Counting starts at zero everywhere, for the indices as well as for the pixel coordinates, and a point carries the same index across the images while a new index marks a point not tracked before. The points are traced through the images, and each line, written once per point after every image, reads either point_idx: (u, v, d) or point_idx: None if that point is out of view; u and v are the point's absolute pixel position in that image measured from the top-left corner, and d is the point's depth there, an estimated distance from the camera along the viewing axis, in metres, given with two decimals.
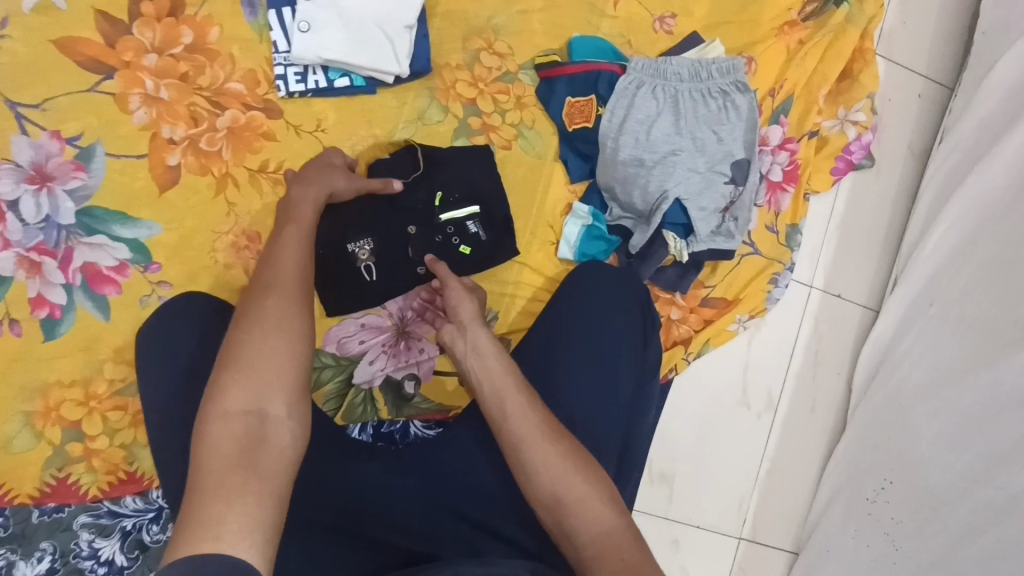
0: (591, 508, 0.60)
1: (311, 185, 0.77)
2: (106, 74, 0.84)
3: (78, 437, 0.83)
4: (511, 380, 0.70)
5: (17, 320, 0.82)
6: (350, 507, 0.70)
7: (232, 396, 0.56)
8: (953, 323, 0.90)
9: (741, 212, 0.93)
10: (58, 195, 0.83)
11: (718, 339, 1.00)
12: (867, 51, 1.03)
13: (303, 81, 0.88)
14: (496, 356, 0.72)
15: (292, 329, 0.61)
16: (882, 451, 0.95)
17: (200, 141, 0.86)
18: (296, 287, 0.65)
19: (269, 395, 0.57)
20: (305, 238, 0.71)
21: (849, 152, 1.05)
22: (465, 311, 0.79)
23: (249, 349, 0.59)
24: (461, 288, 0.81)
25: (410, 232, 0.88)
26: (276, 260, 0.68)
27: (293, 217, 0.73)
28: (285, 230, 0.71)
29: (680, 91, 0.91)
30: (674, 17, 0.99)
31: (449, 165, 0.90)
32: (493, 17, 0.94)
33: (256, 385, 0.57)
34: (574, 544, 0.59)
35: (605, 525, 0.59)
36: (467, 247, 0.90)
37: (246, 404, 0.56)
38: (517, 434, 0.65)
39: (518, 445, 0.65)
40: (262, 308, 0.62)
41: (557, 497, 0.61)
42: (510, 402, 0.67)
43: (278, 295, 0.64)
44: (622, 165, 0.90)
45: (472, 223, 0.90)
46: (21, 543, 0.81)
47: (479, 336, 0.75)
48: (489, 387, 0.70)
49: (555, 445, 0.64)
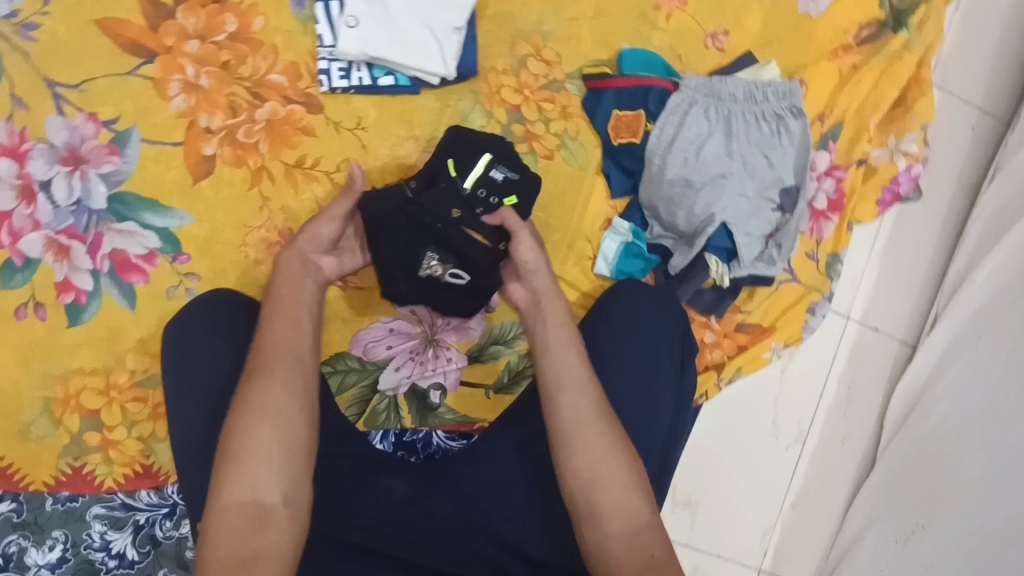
0: (628, 497, 0.61)
1: (295, 257, 0.76)
2: (146, 58, 0.82)
3: (96, 426, 0.81)
4: (572, 356, 0.70)
5: (42, 304, 0.80)
6: (374, 523, 0.68)
7: (228, 491, 0.57)
8: (997, 366, 0.88)
9: (785, 239, 0.91)
10: (91, 178, 0.81)
11: (751, 366, 0.97)
12: (923, 79, 1.00)
13: (346, 77, 0.86)
14: (561, 327, 0.73)
15: (276, 412, 0.61)
16: (917, 484, 0.94)
17: (237, 132, 0.84)
18: (282, 363, 0.64)
19: (262, 483, 0.58)
20: (297, 321, 0.69)
21: (898, 184, 1.02)
22: (539, 282, 0.78)
23: (238, 440, 0.59)
24: (532, 244, 0.78)
25: (455, 216, 0.76)
26: (268, 335, 0.67)
27: (275, 297, 0.71)
28: (277, 309, 0.70)
29: (734, 113, 0.88)
30: (727, 34, 0.96)
31: (441, 155, 0.80)
32: (542, 22, 0.92)
33: (253, 473, 0.58)
34: (601, 528, 0.60)
35: (640, 519, 0.61)
36: (513, 196, 0.79)
37: (242, 496, 0.57)
38: (570, 408, 0.65)
39: (567, 420, 0.64)
40: (252, 394, 0.62)
41: (593, 476, 0.62)
42: (568, 374, 0.67)
43: (281, 381, 0.63)
44: (668, 184, 0.88)
45: (496, 169, 0.78)
46: (33, 530, 0.80)
47: (553, 307, 0.76)
48: (552, 357, 0.69)
49: (607, 429, 0.64)
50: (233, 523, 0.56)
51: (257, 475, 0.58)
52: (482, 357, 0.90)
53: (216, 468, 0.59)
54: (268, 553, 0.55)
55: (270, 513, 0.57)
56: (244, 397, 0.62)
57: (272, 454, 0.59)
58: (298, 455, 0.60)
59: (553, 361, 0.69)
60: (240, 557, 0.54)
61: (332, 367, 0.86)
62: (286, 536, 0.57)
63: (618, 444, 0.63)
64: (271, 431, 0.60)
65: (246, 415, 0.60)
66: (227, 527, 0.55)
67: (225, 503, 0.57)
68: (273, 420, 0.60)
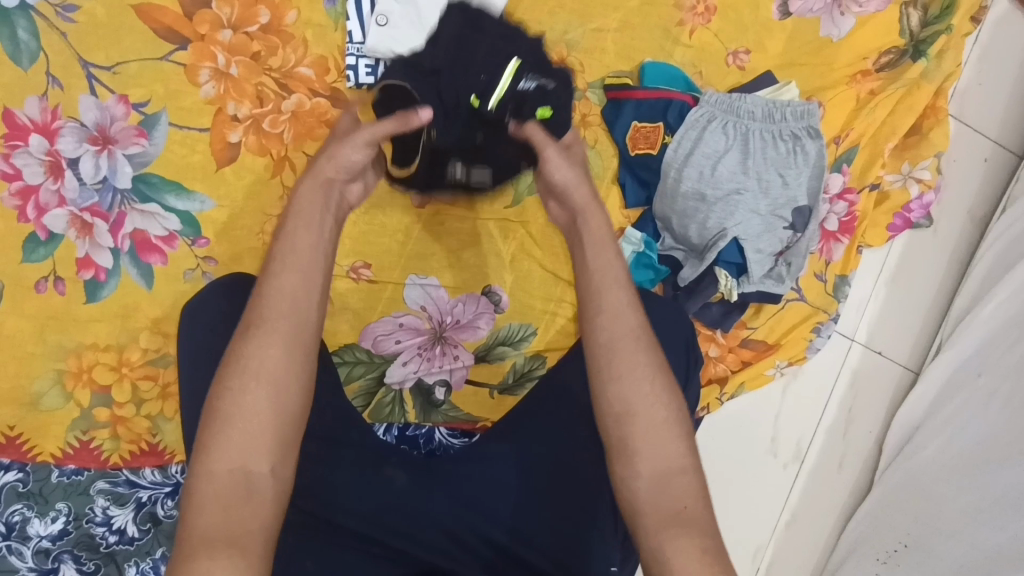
0: (665, 439, 0.57)
1: (315, 186, 0.65)
2: (180, 45, 0.84)
3: (106, 401, 0.83)
4: (615, 275, 0.64)
5: (61, 279, 0.82)
6: (373, 512, 0.68)
7: (214, 455, 0.52)
8: (999, 400, 0.89)
9: (795, 258, 0.92)
10: (118, 158, 0.83)
11: (754, 382, 0.98)
12: (940, 108, 1.01)
13: (373, 74, 0.88)
14: (605, 248, 0.66)
15: (273, 375, 0.55)
16: (904, 510, 0.95)
17: (263, 121, 0.86)
18: (286, 322, 0.57)
19: (256, 452, 0.53)
20: (305, 262, 0.60)
21: (909, 210, 1.03)
22: (578, 195, 0.69)
23: (227, 403, 0.53)
24: (562, 160, 0.70)
25: (479, 141, 0.77)
26: (270, 285, 0.59)
27: (287, 232, 0.62)
28: (288, 244, 0.61)
29: (752, 131, 0.90)
30: (748, 53, 0.97)
31: (456, 57, 0.75)
32: (567, 32, 0.93)
33: (244, 435, 0.53)
34: (632, 468, 0.57)
35: (674, 464, 0.57)
36: (546, 107, 0.75)
37: (230, 461, 0.52)
38: (612, 331, 0.61)
39: (609, 348, 0.61)
40: (244, 352, 0.55)
41: (628, 411, 0.58)
42: (614, 296, 0.63)
43: (276, 342, 0.56)
44: (683, 197, 0.90)
45: (524, 80, 0.73)
46: (37, 500, 0.80)
47: (597, 221, 0.67)
48: (594, 277, 0.64)
49: (648, 359, 0.60)
50: (221, 490, 0.51)
51: (251, 440, 0.53)
52: (488, 357, 0.91)
53: (201, 430, 0.53)
54: (253, 528, 0.50)
55: (259, 485, 0.52)
56: (238, 357, 0.55)
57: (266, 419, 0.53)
58: (292, 426, 0.55)
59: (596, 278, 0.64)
60: (225, 530, 0.50)
61: (339, 358, 0.87)
62: (274, 511, 0.52)
63: (660, 379, 0.60)
64: (271, 388, 0.54)
65: (239, 374, 0.54)
66: (215, 495, 0.51)
67: (209, 470, 0.51)
68: (263, 386, 0.54)
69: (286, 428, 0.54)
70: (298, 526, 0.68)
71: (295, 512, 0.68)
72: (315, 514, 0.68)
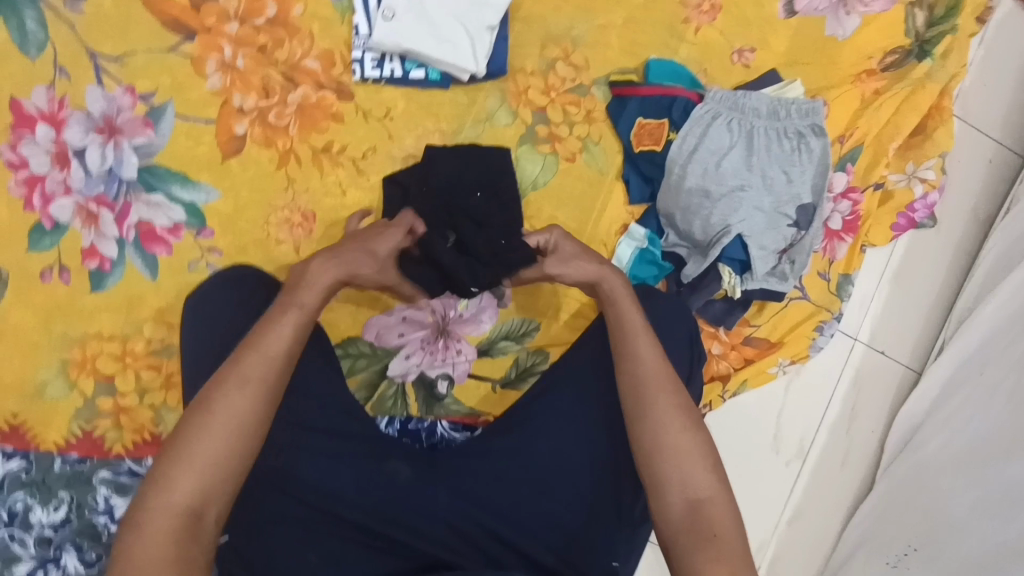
0: (694, 470, 0.62)
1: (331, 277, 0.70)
2: (187, 36, 0.84)
3: (110, 391, 0.83)
4: (639, 323, 0.69)
5: (66, 268, 0.82)
6: (376, 504, 0.68)
7: (166, 491, 0.54)
8: (1002, 393, 0.88)
9: (799, 256, 0.92)
10: (124, 149, 0.83)
11: (757, 380, 0.98)
12: (945, 108, 1.01)
13: (379, 68, 0.88)
14: (633, 310, 0.70)
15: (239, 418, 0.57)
16: (913, 510, 0.94)
17: (269, 114, 0.86)
18: (262, 374, 0.59)
19: (212, 495, 0.55)
20: (300, 330, 0.63)
21: (913, 210, 1.02)
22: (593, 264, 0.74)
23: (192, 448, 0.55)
24: (568, 241, 0.78)
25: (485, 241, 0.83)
26: (258, 343, 0.61)
27: (294, 302, 0.65)
28: (283, 315, 0.63)
29: (756, 128, 0.90)
30: (753, 51, 0.97)
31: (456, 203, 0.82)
32: (572, 28, 0.94)
33: (202, 476, 0.55)
34: (664, 498, 0.62)
35: (703, 494, 0.61)
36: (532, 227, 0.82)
37: (185, 499, 0.54)
38: (639, 376, 0.66)
39: (632, 388, 0.66)
40: (217, 399, 0.57)
41: (657, 449, 0.63)
42: (637, 343, 0.68)
43: (251, 393, 0.58)
44: (687, 193, 0.90)
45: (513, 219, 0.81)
46: (40, 488, 0.80)
47: (615, 284, 0.73)
48: (618, 331, 0.69)
49: (674, 398, 0.65)
50: (165, 528, 0.52)
51: (212, 482, 0.55)
52: (491, 352, 0.91)
53: (158, 466, 0.55)
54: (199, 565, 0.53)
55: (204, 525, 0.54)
56: (206, 406, 0.57)
57: (226, 461, 0.56)
58: (239, 467, 0.57)
59: (621, 330, 0.68)
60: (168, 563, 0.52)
61: (343, 351, 0.88)
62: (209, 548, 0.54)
63: (684, 415, 0.64)
64: (234, 438, 0.56)
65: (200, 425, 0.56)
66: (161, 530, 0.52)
67: (160, 505, 0.53)
68: (229, 435, 0.56)
69: (236, 468, 0.56)
70: (302, 517, 0.67)
71: (296, 502, 0.68)
72: (318, 506, 0.68)
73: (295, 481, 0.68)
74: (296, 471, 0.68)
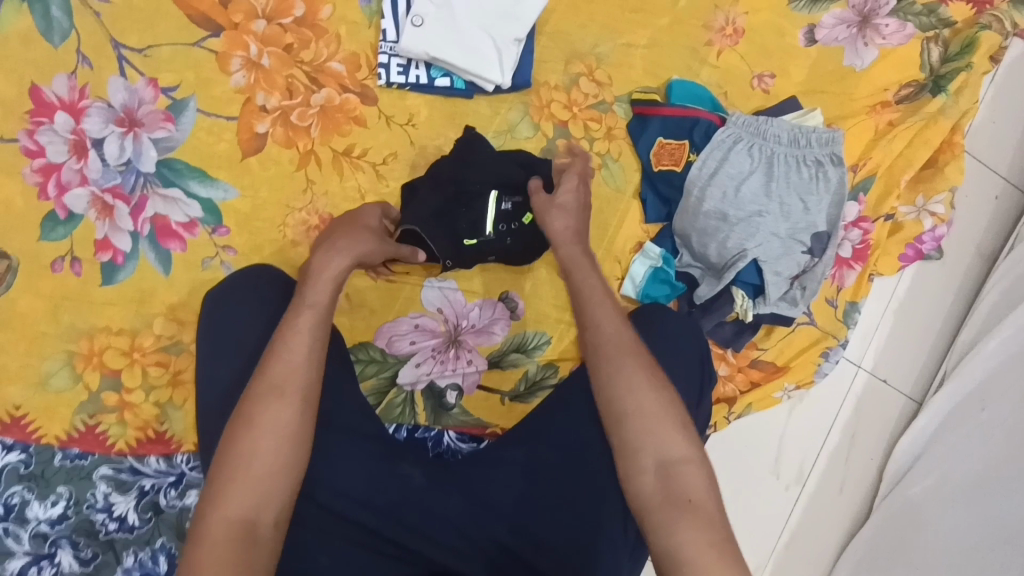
0: (664, 432, 0.62)
1: (336, 255, 0.71)
2: (213, 32, 0.84)
3: (115, 386, 0.81)
4: (598, 291, 0.74)
5: (78, 259, 0.81)
6: (388, 506, 0.68)
7: (223, 504, 0.54)
8: (1000, 433, 0.90)
9: (810, 282, 0.93)
10: (143, 142, 0.82)
11: (761, 404, 0.98)
12: (956, 144, 1.02)
13: (404, 74, 0.88)
14: (592, 273, 0.76)
15: (277, 425, 0.58)
16: (909, 545, 0.95)
17: (292, 114, 0.85)
18: (294, 384, 0.60)
19: (265, 504, 0.55)
20: (318, 330, 0.64)
21: (921, 242, 1.04)
22: (558, 228, 0.80)
23: (242, 453, 0.56)
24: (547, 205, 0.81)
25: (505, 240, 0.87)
26: (281, 356, 0.61)
27: (305, 302, 0.66)
28: (297, 317, 0.64)
29: (776, 154, 0.91)
30: (774, 77, 0.98)
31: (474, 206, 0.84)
32: (597, 45, 0.94)
33: (257, 487, 0.55)
34: (637, 463, 0.62)
35: (676, 455, 0.62)
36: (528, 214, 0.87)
37: (242, 511, 0.54)
38: (604, 338, 0.69)
39: (599, 347, 0.68)
40: (258, 412, 0.58)
41: (623, 410, 0.64)
42: (598, 311, 0.72)
43: (293, 405, 0.59)
44: (704, 216, 0.91)
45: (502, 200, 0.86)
46: (38, 483, 0.78)
47: (571, 251, 0.79)
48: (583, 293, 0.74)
49: (637, 359, 0.66)
50: (224, 534, 0.53)
51: (266, 495, 0.55)
52: (501, 364, 0.90)
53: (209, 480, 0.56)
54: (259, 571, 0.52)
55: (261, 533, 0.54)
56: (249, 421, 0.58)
57: (271, 472, 0.56)
58: (289, 476, 0.57)
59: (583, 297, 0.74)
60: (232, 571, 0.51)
61: (354, 355, 0.87)
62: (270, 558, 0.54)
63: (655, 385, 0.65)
64: (280, 449, 0.57)
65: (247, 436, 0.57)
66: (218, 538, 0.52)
67: (217, 516, 0.54)
68: (276, 442, 0.57)
69: (288, 480, 0.57)
70: (309, 522, 0.66)
71: (306, 505, 0.67)
72: (326, 510, 0.67)
73: (307, 482, 0.67)
74: (309, 472, 0.67)
